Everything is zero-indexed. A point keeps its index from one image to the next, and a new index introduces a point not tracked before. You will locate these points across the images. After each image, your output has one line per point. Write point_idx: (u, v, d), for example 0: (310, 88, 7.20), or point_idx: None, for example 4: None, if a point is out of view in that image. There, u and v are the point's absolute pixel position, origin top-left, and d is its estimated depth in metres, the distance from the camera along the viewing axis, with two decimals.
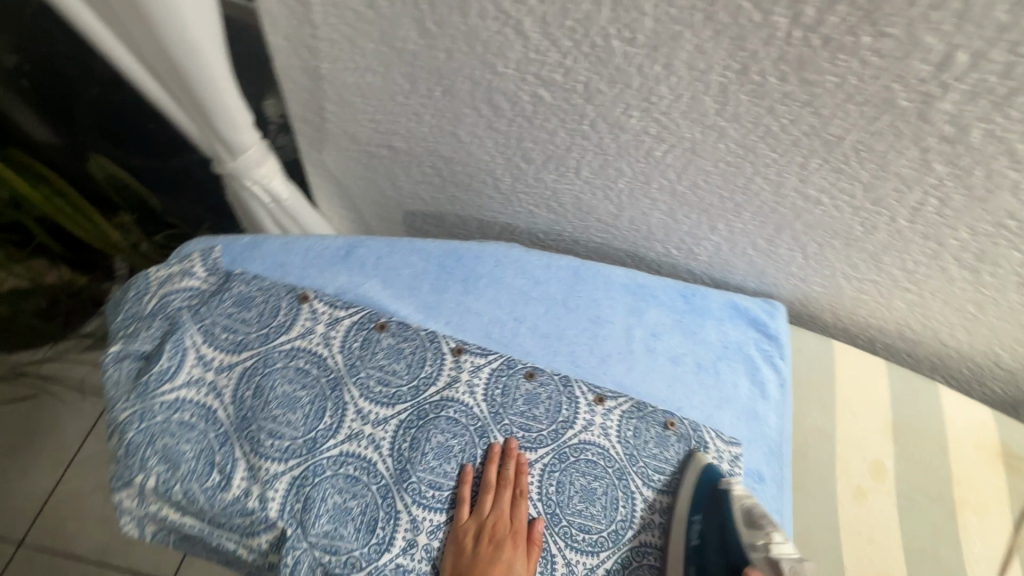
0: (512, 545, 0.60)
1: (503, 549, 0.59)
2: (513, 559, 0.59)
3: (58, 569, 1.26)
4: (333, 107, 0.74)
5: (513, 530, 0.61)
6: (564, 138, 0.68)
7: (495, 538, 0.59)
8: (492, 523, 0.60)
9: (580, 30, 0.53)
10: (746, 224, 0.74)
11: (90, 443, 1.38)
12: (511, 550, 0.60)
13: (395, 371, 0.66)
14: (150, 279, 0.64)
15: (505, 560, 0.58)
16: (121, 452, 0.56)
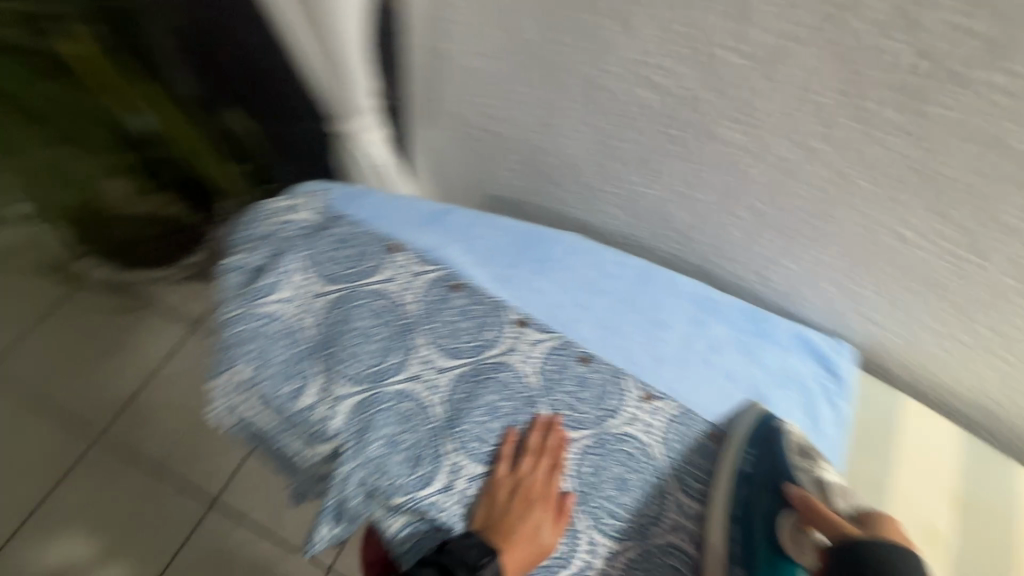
0: (543, 509, 0.63)
1: (534, 511, 0.62)
2: (542, 521, 0.62)
3: (126, 464, 1.46)
4: (450, 86, 0.82)
5: (547, 498, 0.64)
6: (657, 142, 0.71)
7: (529, 500, 0.62)
8: (528, 486, 0.63)
9: (692, 36, 0.58)
10: (828, 257, 0.73)
11: (172, 363, 1.59)
12: (541, 513, 0.63)
13: (461, 328, 0.72)
14: (271, 207, 0.73)
15: (533, 521, 0.62)
16: (225, 345, 0.64)
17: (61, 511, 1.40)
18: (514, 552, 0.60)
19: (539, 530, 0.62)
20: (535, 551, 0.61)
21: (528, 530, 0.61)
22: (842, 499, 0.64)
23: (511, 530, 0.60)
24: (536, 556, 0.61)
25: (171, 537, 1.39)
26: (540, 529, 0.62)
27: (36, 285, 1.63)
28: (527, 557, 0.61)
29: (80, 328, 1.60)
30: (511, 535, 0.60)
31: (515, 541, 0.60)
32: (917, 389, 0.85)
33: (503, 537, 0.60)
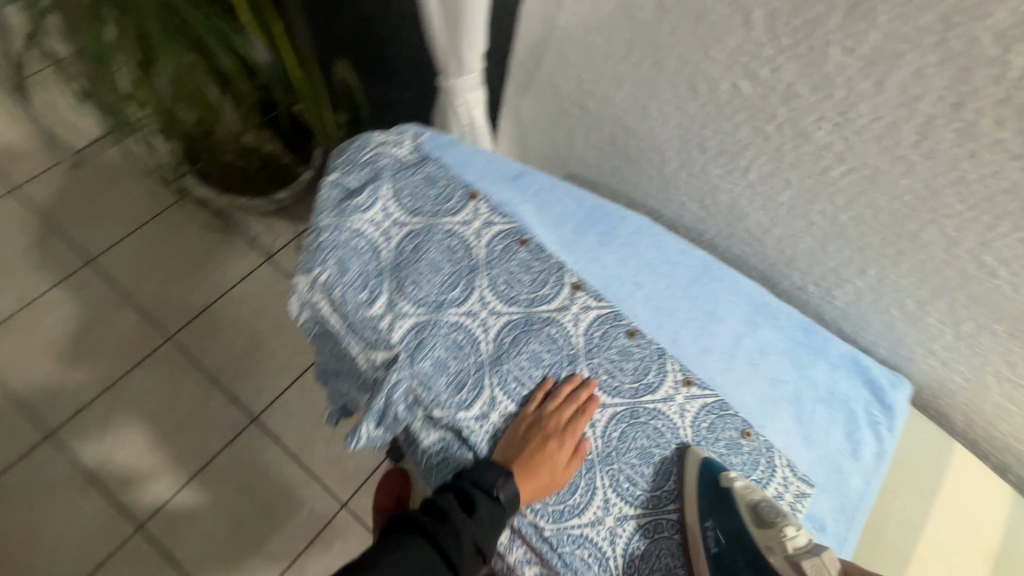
0: (560, 442, 0.65)
1: (549, 444, 0.65)
2: (557, 454, 0.65)
3: (189, 367, 1.61)
4: (551, 57, 0.86)
5: (562, 432, 0.66)
6: (745, 135, 0.72)
7: (544, 434, 0.66)
8: (543, 423, 0.66)
9: (804, 31, 0.58)
10: (900, 277, 0.72)
11: (242, 286, 1.74)
12: (556, 447, 0.65)
13: (521, 280, 0.75)
14: (372, 138, 0.80)
15: (548, 452, 0.64)
16: (310, 247, 0.70)
17: (127, 395, 1.57)
18: (529, 481, 0.62)
19: (554, 462, 0.65)
20: (550, 482, 0.64)
21: (543, 459, 0.64)
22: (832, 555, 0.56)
23: (528, 461, 0.63)
24: (551, 486, 0.64)
25: (214, 440, 1.54)
26: (555, 461, 0.64)
27: (142, 194, 1.81)
28: (543, 487, 0.63)
29: (169, 239, 1.77)
30: (528, 464, 0.63)
31: (531, 470, 0.63)
32: (970, 435, 0.82)
33: (520, 467, 0.63)
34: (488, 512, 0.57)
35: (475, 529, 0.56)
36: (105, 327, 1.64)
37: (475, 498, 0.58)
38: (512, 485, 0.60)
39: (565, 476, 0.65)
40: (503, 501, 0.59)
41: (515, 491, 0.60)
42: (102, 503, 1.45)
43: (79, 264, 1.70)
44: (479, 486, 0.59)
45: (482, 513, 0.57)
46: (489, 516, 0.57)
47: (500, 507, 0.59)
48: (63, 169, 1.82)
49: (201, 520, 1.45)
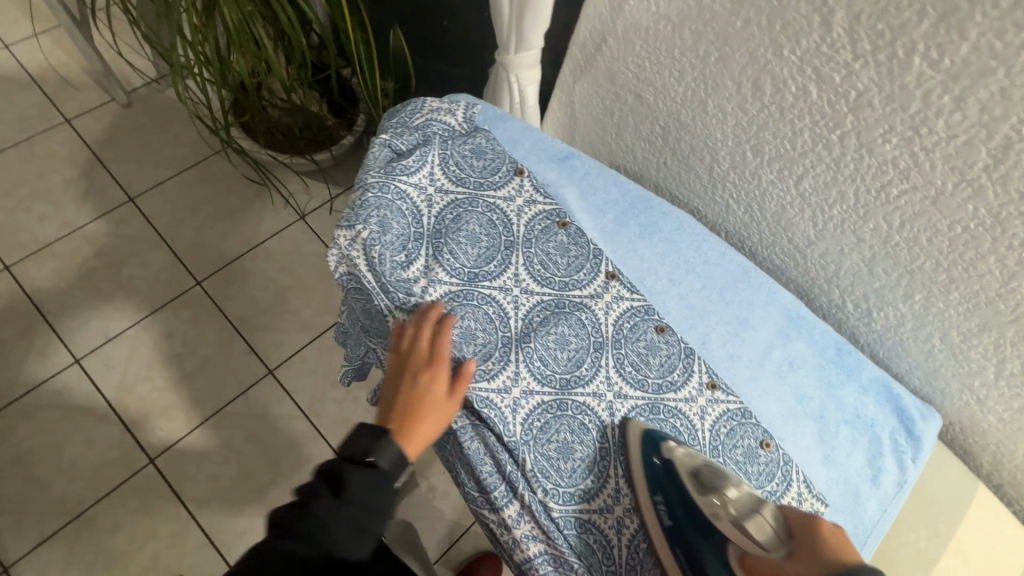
0: (428, 376, 0.63)
1: (418, 383, 0.63)
2: (431, 389, 0.63)
3: (213, 313, 1.65)
4: (613, 42, 0.85)
5: (429, 362, 0.64)
6: (805, 142, 0.70)
7: (411, 375, 0.64)
8: (409, 364, 0.64)
9: (888, 37, 0.56)
10: (947, 306, 0.69)
11: (273, 242, 1.77)
12: (427, 383, 0.63)
13: (557, 262, 0.75)
14: (425, 104, 0.80)
15: (421, 391, 0.63)
16: (355, 203, 0.70)
17: (153, 332, 1.61)
18: (406, 430, 0.61)
19: (430, 397, 0.63)
20: (437, 418, 0.63)
21: (418, 400, 0.62)
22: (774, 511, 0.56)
23: (405, 409, 0.62)
24: (438, 420, 0.63)
25: (230, 387, 1.58)
26: (431, 397, 0.63)
27: (188, 140, 1.85)
28: (426, 425, 0.62)
29: (208, 188, 1.80)
30: (406, 413, 0.62)
31: (411, 417, 0.62)
32: (995, 477, 0.80)
33: (399, 419, 0.62)
34: (358, 484, 0.57)
35: (342, 509, 0.55)
36: (139, 265, 1.68)
37: (339, 476, 0.57)
38: (386, 441, 0.59)
39: (452, 406, 0.64)
40: (379, 468, 0.58)
41: (392, 452, 0.59)
42: (119, 433, 1.50)
43: (120, 201, 1.75)
44: (349, 461, 0.58)
45: (350, 487, 0.56)
46: (359, 485, 0.57)
47: (371, 477, 0.57)
48: (115, 107, 1.86)
49: (209, 461, 1.49)
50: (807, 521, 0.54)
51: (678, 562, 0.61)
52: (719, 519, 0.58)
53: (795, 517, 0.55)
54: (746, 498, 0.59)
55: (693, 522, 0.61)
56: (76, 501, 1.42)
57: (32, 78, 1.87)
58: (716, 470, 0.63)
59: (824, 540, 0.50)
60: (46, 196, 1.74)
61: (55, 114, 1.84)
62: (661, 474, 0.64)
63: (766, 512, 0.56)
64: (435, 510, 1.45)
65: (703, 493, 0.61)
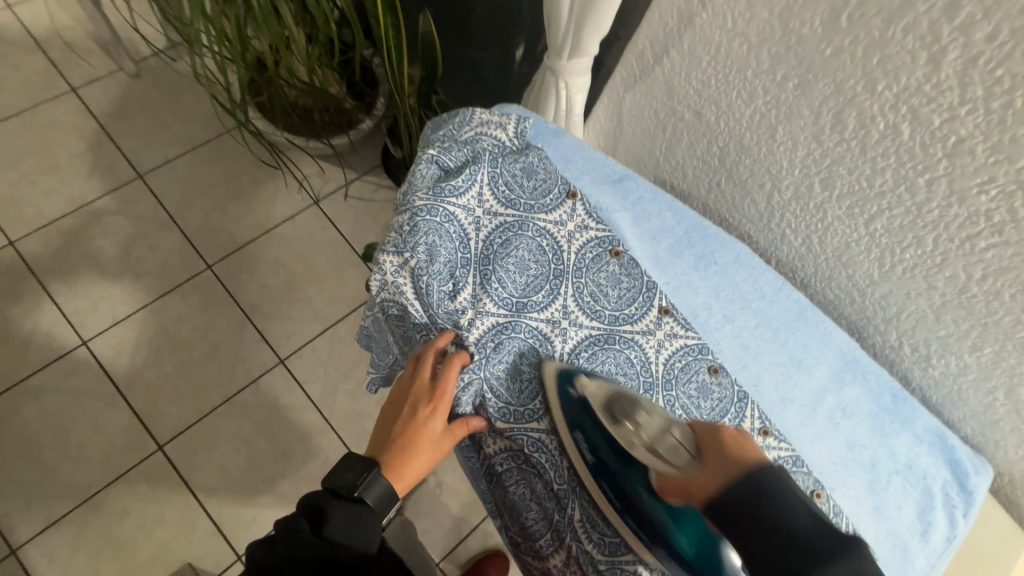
0: (428, 411, 0.62)
1: (416, 419, 0.62)
2: (429, 425, 0.62)
3: (224, 299, 1.61)
4: (676, 55, 0.79)
5: (430, 397, 0.62)
6: (884, 181, 0.66)
7: (410, 407, 0.63)
8: (409, 394, 0.63)
9: (1006, 85, 0.51)
10: (1021, 363, 0.66)
11: (286, 227, 1.71)
12: (425, 418, 0.62)
13: (608, 294, 0.71)
14: (474, 116, 0.74)
15: (418, 425, 0.62)
16: (402, 227, 0.66)
17: (163, 315, 1.57)
18: (398, 463, 0.61)
19: (424, 433, 0.62)
20: (431, 453, 0.62)
21: (414, 434, 0.62)
22: (682, 431, 0.58)
23: (400, 441, 0.62)
24: (432, 455, 0.63)
25: (240, 376, 1.54)
26: (428, 433, 0.62)
27: (200, 116, 1.78)
28: (420, 460, 0.62)
29: (220, 168, 1.74)
30: (400, 445, 0.62)
31: (405, 451, 0.62)
32: None
33: (393, 451, 0.62)
34: (340, 521, 0.55)
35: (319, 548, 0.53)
36: (148, 245, 1.63)
37: (321, 512, 0.56)
38: (375, 477, 0.58)
39: (448, 442, 0.63)
40: (364, 503, 0.57)
41: (377, 488, 0.58)
42: (128, 417, 1.47)
43: (130, 177, 1.69)
44: (334, 494, 0.57)
45: (330, 524, 0.55)
46: (341, 522, 0.55)
47: (354, 513, 0.56)
48: (124, 78, 1.78)
49: (218, 450, 1.47)
50: (712, 430, 0.56)
51: (605, 493, 0.62)
52: (635, 448, 0.60)
53: (702, 428, 0.58)
54: (657, 420, 0.59)
55: (613, 452, 0.62)
56: (84, 484, 1.41)
57: (37, 42, 1.78)
58: (624, 398, 0.62)
59: (729, 444, 0.53)
60: (52, 168, 1.67)
61: (61, 82, 1.76)
62: (577, 408, 0.63)
63: (676, 432, 0.58)
64: (444, 507, 1.43)
65: (616, 423, 0.61)
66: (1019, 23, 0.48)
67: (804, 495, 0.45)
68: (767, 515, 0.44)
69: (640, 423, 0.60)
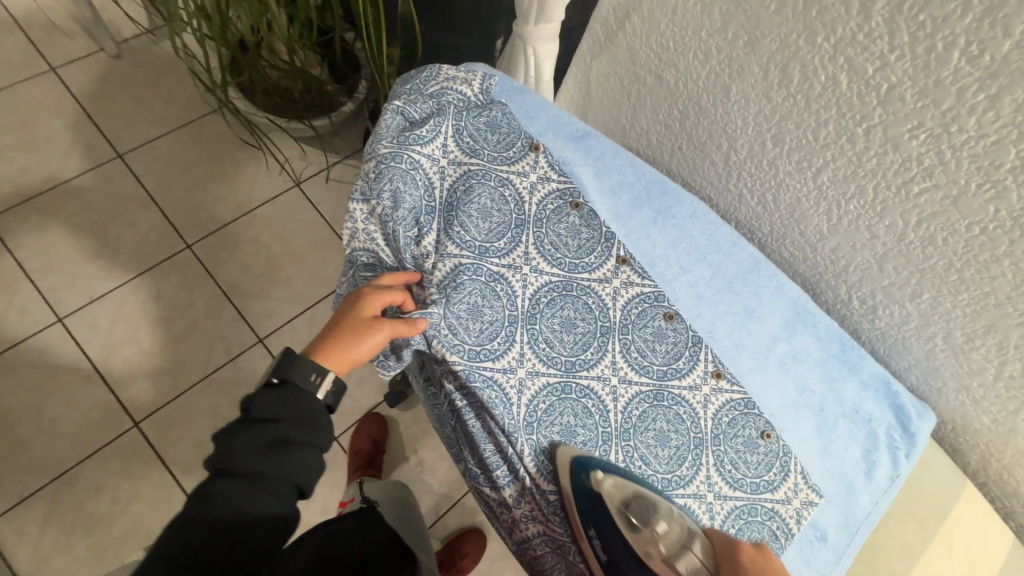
0: (359, 296, 0.63)
1: (348, 308, 0.63)
2: (360, 312, 0.62)
3: (203, 278, 1.61)
4: (638, 20, 0.82)
5: (364, 291, 0.63)
6: (828, 134, 0.69)
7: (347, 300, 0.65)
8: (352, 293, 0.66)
9: (928, 29, 0.54)
10: (955, 306, 0.70)
11: (267, 208, 1.72)
12: (354, 303, 0.63)
13: (567, 244, 0.74)
14: (440, 71, 0.76)
15: (347, 309, 0.63)
16: (369, 174, 0.69)
17: (141, 294, 1.57)
18: (328, 344, 0.61)
19: (355, 324, 0.62)
20: (361, 338, 0.61)
21: (344, 318, 0.62)
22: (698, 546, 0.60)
23: (330, 326, 0.63)
24: (362, 339, 0.61)
25: (219, 354, 1.55)
26: (356, 315, 0.62)
27: (181, 98, 1.78)
28: (349, 343, 0.61)
29: (201, 148, 1.74)
30: (330, 330, 0.62)
31: (334, 333, 0.62)
32: (981, 475, 0.83)
33: (324, 336, 0.62)
34: (266, 404, 0.57)
35: (254, 431, 0.55)
36: (126, 224, 1.63)
37: (248, 406, 0.56)
38: (296, 356, 0.59)
39: (380, 333, 0.62)
40: (290, 382, 0.58)
41: (302, 368, 0.58)
42: (104, 394, 1.47)
43: (109, 156, 1.68)
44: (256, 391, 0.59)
45: (258, 408, 0.56)
46: (268, 404, 0.57)
47: (280, 392, 0.58)
48: (105, 59, 1.78)
49: (196, 426, 1.47)
50: (733, 549, 0.58)
51: None
52: (652, 559, 0.59)
53: (720, 542, 0.60)
54: (676, 532, 0.60)
55: (630, 558, 0.61)
56: (58, 460, 1.40)
57: (16, 23, 1.77)
58: (644, 501, 0.62)
59: (752, 568, 0.56)
60: (30, 147, 1.66)
61: (39, 62, 1.75)
62: (594, 503, 0.62)
63: (695, 547, 0.59)
64: (423, 483, 1.43)
65: (633, 527, 0.62)
66: None
67: None
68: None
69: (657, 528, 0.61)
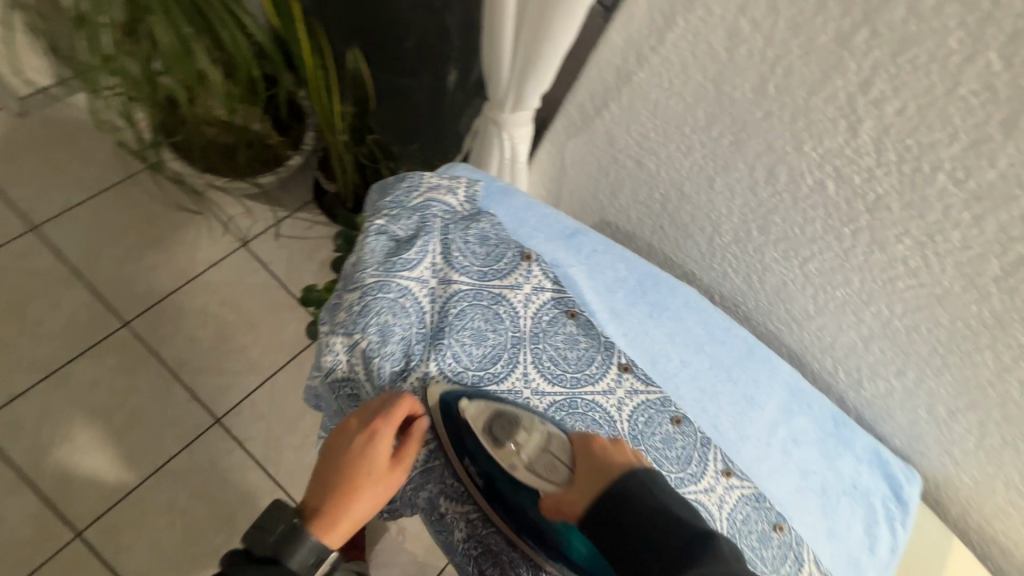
0: (368, 438, 0.56)
1: (357, 455, 0.55)
2: (371, 460, 0.55)
3: (143, 358, 1.42)
4: (616, 109, 0.81)
5: (372, 430, 0.56)
6: (816, 229, 0.70)
7: (347, 441, 0.57)
8: (348, 428, 0.58)
9: (915, 152, 0.56)
10: (939, 385, 0.73)
11: (212, 272, 1.54)
12: (364, 446, 0.56)
13: (567, 356, 0.71)
14: (423, 181, 0.72)
15: (357, 462, 0.55)
16: (353, 307, 0.64)
17: (74, 383, 1.37)
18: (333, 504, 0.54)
19: (367, 474, 0.55)
20: (375, 491, 0.56)
21: (353, 472, 0.55)
22: (553, 442, 0.60)
23: (335, 482, 0.55)
24: (374, 489, 0.55)
25: (171, 440, 1.36)
26: (368, 466, 0.55)
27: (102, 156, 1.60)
28: (360, 499, 0.55)
29: (130, 213, 1.54)
30: (336, 488, 0.54)
31: (342, 493, 0.54)
32: (962, 524, 0.87)
33: (327, 490, 0.54)
34: None
35: None
36: (47, 303, 1.42)
37: None
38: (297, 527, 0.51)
39: (394, 479, 0.57)
40: (287, 564, 0.49)
41: (308, 548, 0.50)
42: (36, 505, 1.26)
43: (21, 229, 1.47)
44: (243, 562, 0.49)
45: None
46: None
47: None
48: (6, 117, 1.56)
49: (152, 525, 1.29)
50: (584, 439, 0.59)
51: (497, 511, 0.64)
52: (516, 469, 0.60)
53: (577, 438, 0.60)
54: (536, 438, 0.60)
55: (496, 470, 0.62)
56: None
57: None
58: (505, 417, 0.62)
59: (600, 454, 0.56)
60: None
61: None
62: (463, 431, 0.63)
63: (554, 447, 0.59)
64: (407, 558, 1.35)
65: (499, 445, 0.61)
66: (923, 101, 0.53)
67: (661, 495, 0.49)
68: (624, 525, 0.48)
69: (516, 445, 0.60)
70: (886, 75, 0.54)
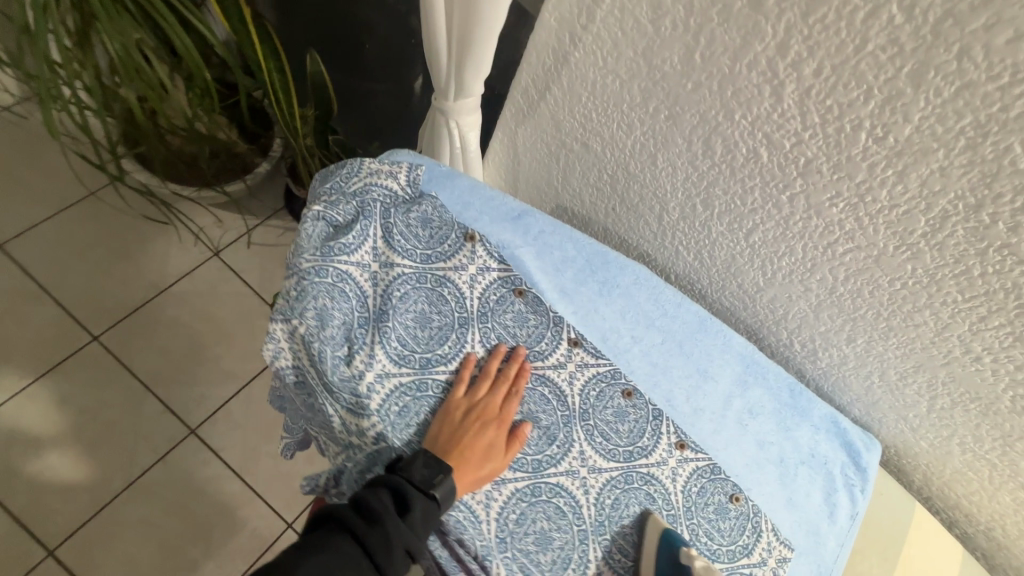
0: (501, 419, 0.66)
1: (488, 429, 0.65)
2: (495, 438, 0.65)
3: (114, 374, 1.40)
4: (558, 91, 0.82)
5: (499, 415, 0.66)
6: (756, 198, 0.71)
7: (483, 421, 0.65)
8: (483, 409, 0.66)
9: (835, 112, 0.57)
10: (887, 349, 0.73)
11: (182, 283, 1.53)
12: (496, 424, 0.65)
13: (515, 334, 0.72)
14: (361, 166, 0.70)
15: (489, 439, 0.64)
16: (291, 293, 0.63)
17: (43, 401, 1.35)
18: (461, 458, 0.62)
19: (490, 449, 0.64)
20: (490, 464, 0.64)
21: (482, 449, 0.63)
22: None
23: (468, 446, 0.63)
24: (490, 462, 0.64)
25: (144, 453, 1.34)
26: (494, 442, 0.64)
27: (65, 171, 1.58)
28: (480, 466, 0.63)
29: (96, 227, 1.53)
30: (467, 455, 0.62)
31: (471, 458, 0.63)
32: (925, 491, 0.88)
33: (459, 444, 0.63)
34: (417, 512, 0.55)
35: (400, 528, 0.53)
36: (12, 320, 1.40)
37: (410, 499, 0.55)
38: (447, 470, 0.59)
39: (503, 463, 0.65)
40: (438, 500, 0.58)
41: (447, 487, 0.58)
42: (5, 526, 1.23)
43: None
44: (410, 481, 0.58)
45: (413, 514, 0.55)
46: (418, 517, 0.55)
47: (430, 512, 0.56)
48: None
49: (126, 541, 1.27)
50: None
51: None
52: None
53: None
54: None
55: None
56: None
57: None
58: None
59: None
60: None
61: None
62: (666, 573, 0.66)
63: None
64: None
65: None
66: (837, 60, 0.54)
67: None
68: None
69: None
70: (800, 36, 0.55)
